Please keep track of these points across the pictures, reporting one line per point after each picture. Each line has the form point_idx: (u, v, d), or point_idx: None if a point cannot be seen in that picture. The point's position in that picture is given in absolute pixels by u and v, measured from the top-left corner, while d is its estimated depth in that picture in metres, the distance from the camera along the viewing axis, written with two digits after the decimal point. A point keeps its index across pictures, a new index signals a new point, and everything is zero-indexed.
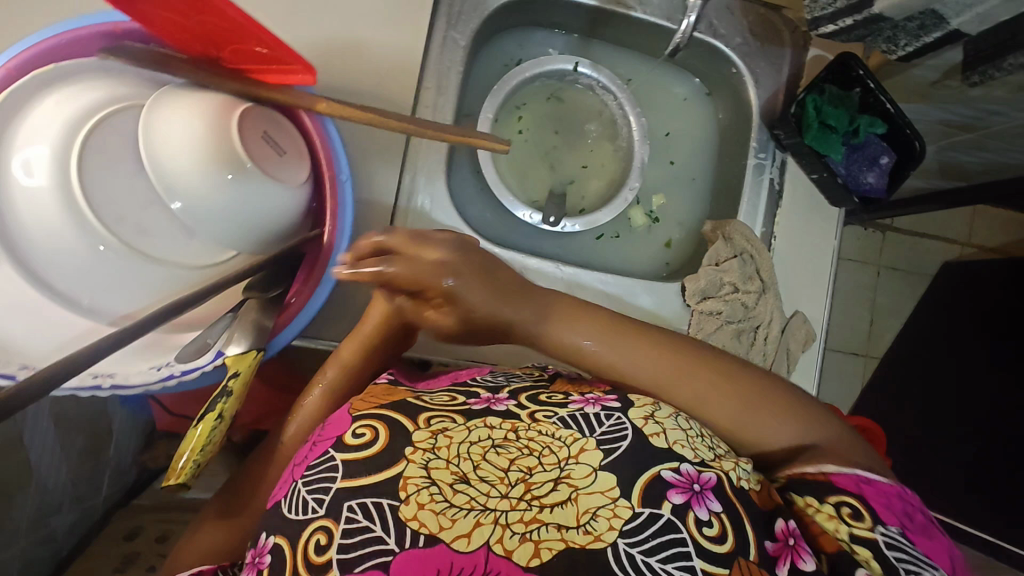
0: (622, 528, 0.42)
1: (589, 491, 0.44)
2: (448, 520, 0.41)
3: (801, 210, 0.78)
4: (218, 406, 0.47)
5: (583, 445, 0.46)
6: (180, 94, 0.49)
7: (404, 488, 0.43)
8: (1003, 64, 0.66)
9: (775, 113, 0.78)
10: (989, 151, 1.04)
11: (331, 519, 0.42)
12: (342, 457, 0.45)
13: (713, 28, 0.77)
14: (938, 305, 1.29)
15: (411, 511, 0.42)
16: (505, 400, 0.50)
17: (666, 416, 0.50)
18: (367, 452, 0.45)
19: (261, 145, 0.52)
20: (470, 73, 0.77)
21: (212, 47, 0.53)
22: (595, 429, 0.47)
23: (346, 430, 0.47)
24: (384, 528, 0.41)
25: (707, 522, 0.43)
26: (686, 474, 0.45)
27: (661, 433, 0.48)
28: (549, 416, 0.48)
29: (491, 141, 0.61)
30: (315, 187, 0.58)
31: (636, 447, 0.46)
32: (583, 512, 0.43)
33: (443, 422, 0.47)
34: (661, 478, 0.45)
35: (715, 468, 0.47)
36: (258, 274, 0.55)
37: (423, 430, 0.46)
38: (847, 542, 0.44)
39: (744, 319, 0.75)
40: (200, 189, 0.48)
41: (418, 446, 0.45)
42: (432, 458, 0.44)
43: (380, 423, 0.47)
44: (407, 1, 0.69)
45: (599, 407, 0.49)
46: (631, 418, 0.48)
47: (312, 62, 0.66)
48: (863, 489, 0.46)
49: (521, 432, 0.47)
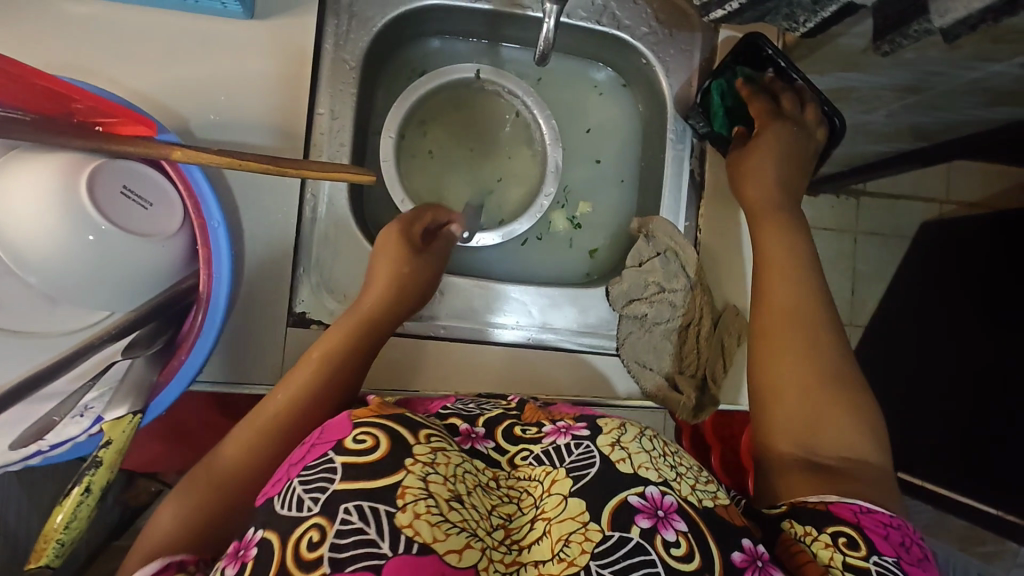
0: (593, 550, 0.40)
1: (561, 520, 0.42)
2: (442, 533, 0.38)
3: (720, 201, 0.75)
4: (86, 478, 0.48)
5: (554, 476, 0.45)
6: (24, 161, 0.48)
7: (402, 497, 0.39)
8: (909, 32, 0.64)
9: (688, 102, 0.75)
10: (944, 110, 0.93)
11: (325, 518, 0.38)
12: (342, 460, 0.40)
13: (616, 19, 0.74)
14: (920, 265, 1.24)
15: (408, 518, 0.38)
16: (485, 441, 0.49)
17: (630, 439, 0.47)
18: (370, 457, 0.41)
19: (122, 203, 0.50)
20: (370, 90, 0.75)
21: (61, 101, 0.50)
22: (564, 460, 0.46)
23: (346, 435, 0.42)
24: (378, 532, 0.37)
25: (675, 543, 0.41)
26: (651, 499, 0.43)
27: (626, 458, 0.45)
28: (526, 457, 0.47)
29: (355, 173, 0.57)
30: (191, 234, 0.55)
31: (605, 472, 0.44)
32: (557, 541, 0.41)
33: (442, 440, 0.44)
34: (628, 504, 0.42)
35: (677, 490, 0.44)
36: (143, 329, 0.54)
37: (422, 444, 0.43)
38: (843, 569, 0.44)
39: (672, 318, 0.74)
40: (56, 257, 0.47)
41: (418, 459, 0.41)
42: (431, 472, 0.41)
43: (380, 430, 0.42)
44: (285, 27, 0.67)
45: (569, 436, 0.47)
46: (599, 446, 0.46)
47: (195, 102, 0.65)
48: (864, 520, 0.46)
49: (502, 480, 0.46)
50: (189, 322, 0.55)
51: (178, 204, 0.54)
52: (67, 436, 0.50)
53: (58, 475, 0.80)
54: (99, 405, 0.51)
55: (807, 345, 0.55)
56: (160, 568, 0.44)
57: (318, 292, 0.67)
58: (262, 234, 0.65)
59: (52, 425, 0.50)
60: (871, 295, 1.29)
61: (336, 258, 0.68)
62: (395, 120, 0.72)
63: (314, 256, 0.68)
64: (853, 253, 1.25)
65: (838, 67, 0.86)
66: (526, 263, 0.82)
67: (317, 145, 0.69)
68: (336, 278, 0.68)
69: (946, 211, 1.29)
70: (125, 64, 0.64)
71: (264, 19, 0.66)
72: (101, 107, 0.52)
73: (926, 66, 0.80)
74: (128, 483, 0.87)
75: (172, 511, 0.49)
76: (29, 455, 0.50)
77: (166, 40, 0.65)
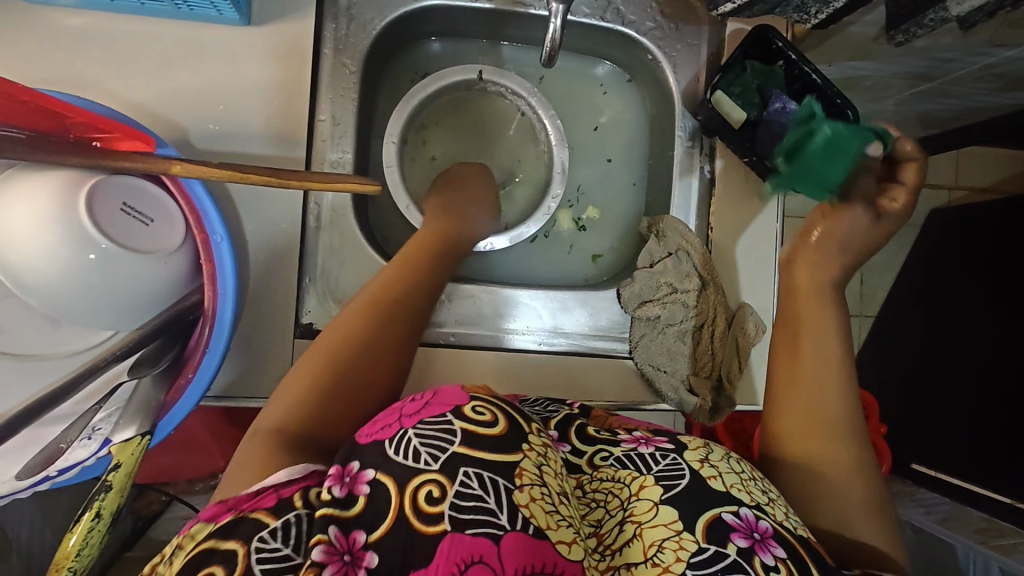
0: (689, 560, 0.40)
1: (653, 525, 0.41)
2: (555, 522, 0.39)
3: (735, 197, 0.73)
4: (96, 504, 0.45)
5: (642, 482, 0.44)
6: (21, 179, 0.47)
7: (520, 477, 0.40)
8: (924, 20, 0.63)
9: (696, 97, 0.73)
10: (956, 97, 0.91)
11: (444, 476, 0.39)
12: (460, 425, 0.41)
13: (620, 15, 0.72)
14: (931, 258, 1.20)
15: (525, 498, 0.39)
16: (561, 445, 0.48)
17: (718, 459, 0.46)
18: (489, 430, 0.41)
19: (122, 219, 0.49)
20: (370, 94, 0.74)
21: (60, 117, 0.49)
22: (652, 467, 0.44)
23: (464, 403, 0.43)
24: (498, 504, 0.38)
25: (774, 568, 0.39)
26: (747, 519, 0.42)
27: (716, 476, 0.44)
28: (606, 459, 0.46)
29: (359, 184, 0.55)
30: (193, 247, 0.54)
31: (696, 484, 0.43)
32: (649, 545, 0.41)
33: (546, 436, 0.45)
34: (722, 521, 0.41)
35: (771, 514, 0.43)
36: (149, 348, 0.53)
37: (536, 434, 0.44)
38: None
39: (683, 320, 0.72)
40: (54, 278, 0.46)
41: (534, 446, 0.42)
42: (544, 463, 0.42)
43: (502, 413, 0.43)
44: (279, 32, 0.65)
45: (653, 446, 0.46)
46: (687, 459, 0.45)
47: (191, 112, 0.63)
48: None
49: (587, 485, 0.45)
50: (195, 337, 0.54)
51: (179, 218, 0.53)
52: (78, 460, 0.49)
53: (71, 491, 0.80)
54: (106, 426, 0.50)
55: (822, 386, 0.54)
56: (290, 473, 0.41)
57: (323, 301, 0.67)
58: (263, 242, 0.64)
59: (60, 453, 0.49)
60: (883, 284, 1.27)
61: (342, 269, 0.67)
62: (398, 126, 0.71)
63: (319, 262, 0.67)
64: None
65: (849, 56, 0.84)
66: (534, 267, 0.81)
67: (319, 153, 0.68)
68: (341, 286, 0.67)
69: (957, 197, 1.27)
70: (116, 76, 0.63)
71: (256, 24, 0.65)
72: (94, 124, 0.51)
73: (938, 53, 0.79)
74: (138, 494, 0.86)
75: (286, 396, 0.48)
76: (37, 481, 0.48)
77: (159, 48, 0.63)
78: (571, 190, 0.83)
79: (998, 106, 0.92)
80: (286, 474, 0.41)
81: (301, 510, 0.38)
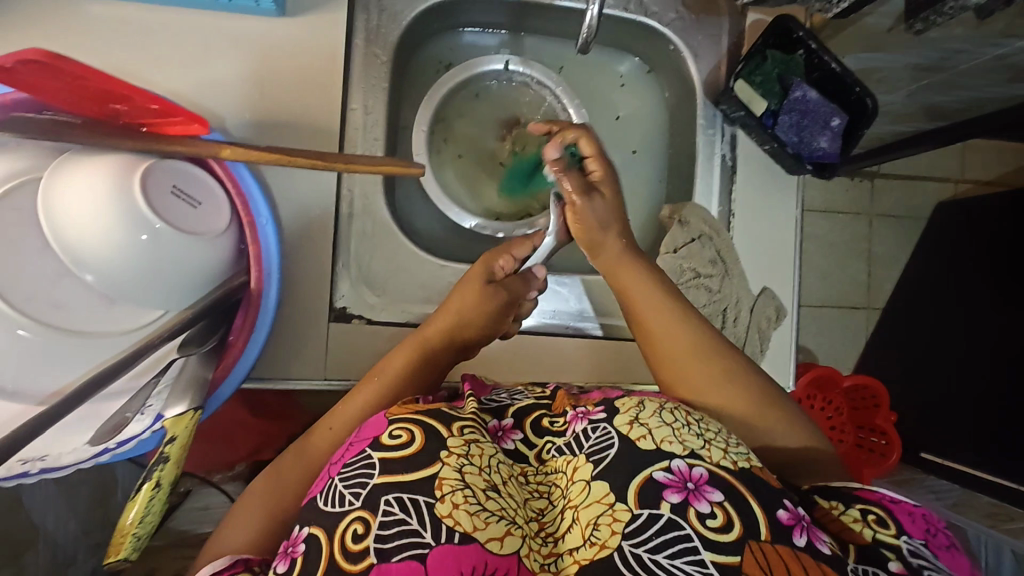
0: (624, 531, 0.40)
1: (586, 505, 0.42)
2: (483, 521, 0.39)
3: (755, 185, 0.75)
4: (155, 474, 0.46)
5: (576, 464, 0.45)
6: (77, 163, 0.48)
7: (440, 488, 0.40)
8: (945, 9, 0.64)
9: (718, 87, 0.74)
10: (964, 88, 0.93)
11: (367, 511, 0.39)
12: (379, 456, 0.42)
13: (644, 7, 0.74)
14: (937, 246, 1.24)
15: (448, 508, 0.39)
16: (513, 433, 0.49)
17: (649, 415, 0.46)
18: (404, 451, 0.42)
19: (172, 201, 0.50)
20: (401, 82, 0.76)
21: (109, 103, 0.51)
22: (583, 446, 0.45)
23: (381, 432, 0.43)
24: (420, 522, 0.39)
25: (709, 514, 0.41)
26: (679, 472, 0.42)
27: (646, 435, 0.44)
28: (550, 451, 0.47)
29: (399, 167, 0.57)
30: (237, 231, 0.56)
31: (625, 450, 0.44)
32: (586, 526, 0.41)
33: (474, 432, 0.44)
34: (654, 480, 0.42)
35: (707, 458, 0.44)
36: (195, 328, 0.55)
37: (455, 437, 0.43)
38: (873, 543, 0.44)
39: (709, 303, 0.74)
40: (111, 256, 0.47)
41: (452, 451, 0.42)
42: (466, 463, 0.42)
43: (418, 427, 0.43)
44: (317, 22, 0.67)
45: (586, 421, 0.47)
46: (617, 426, 0.45)
47: (229, 101, 0.65)
48: (891, 502, 0.46)
49: (531, 476, 0.46)
50: (237, 323, 0.57)
51: (225, 203, 0.55)
52: (134, 434, 0.51)
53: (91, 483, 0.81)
54: (158, 403, 0.52)
55: (699, 366, 0.55)
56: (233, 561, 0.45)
57: (357, 287, 0.68)
58: (302, 227, 0.66)
59: (128, 420, 0.51)
60: (888, 276, 1.29)
61: (373, 254, 0.69)
62: (427, 115, 0.75)
63: (352, 248, 0.68)
64: (869, 235, 1.29)
65: (862, 47, 0.86)
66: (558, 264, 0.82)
67: (351, 140, 0.69)
68: (375, 273, 0.69)
69: (963, 189, 1.29)
70: (157, 67, 0.64)
71: (292, 15, 0.66)
72: (139, 113, 0.53)
73: (950, 44, 0.81)
74: None
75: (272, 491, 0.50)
76: (99, 452, 0.51)
77: (203, 40, 0.65)
78: None
79: (1004, 97, 0.93)
80: (230, 560, 0.45)
81: None
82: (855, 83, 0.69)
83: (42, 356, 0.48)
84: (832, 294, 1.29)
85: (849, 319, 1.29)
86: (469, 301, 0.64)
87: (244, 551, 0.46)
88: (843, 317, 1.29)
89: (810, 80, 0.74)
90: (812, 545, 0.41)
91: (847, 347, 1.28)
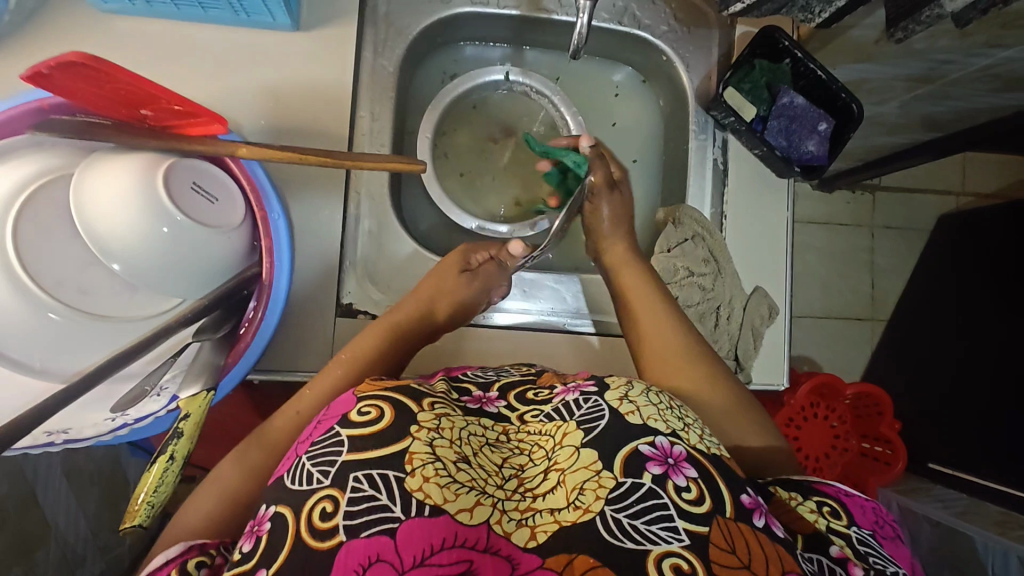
0: (608, 496, 0.42)
1: (574, 470, 0.43)
2: (452, 494, 0.41)
3: (745, 188, 0.78)
4: (170, 448, 0.50)
5: (565, 429, 0.47)
6: (109, 158, 0.52)
7: (410, 462, 0.41)
8: (922, 17, 0.67)
9: (709, 94, 0.78)
10: (956, 99, 0.95)
11: (336, 488, 0.40)
12: (348, 434, 0.43)
13: (636, 20, 0.78)
14: (939, 258, 1.25)
15: (418, 482, 0.40)
16: (497, 401, 0.52)
17: (638, 394, 0.48)
18: (375, 428, 0.43)
19: (191, 196, 0.54)
20: (406, 92, 0.80)
21: (135, 109, 0.56)
22: (574, 414, 0.47)
23: (351, 408, 0.45)
24: (389, 498, 0.40)
25: (686, 488, 0.42)
26: (661, 448, 0.44)
27: (634, 411, 0.46)
28: (536, 415, 0.49)
29: (402, 164, 0.61)
30: (250, 226, 0.60)
31: (613, 424, 0.46)
32: (571, 490, 0.43)
33: (445, 407, 0.47)
34: (639, 452, 0.44)
35: (685, 440, 0.45)
36: (210, 317, 0.59)
37: (426, 411, 0.45)
38: (825, 531, 0.45)
39: (702, 301, 0.77)
40: (136, 244, 0.50)
41: (423, 425, 0.44)
42: (436, 437, 0.43)
43: (386, 403, 0.45)
44: (330, 39, 0.71)
45: (577, 392, 0.49)
46: (607, 400, 0.48)
47: (253, 111, 0.69)
48: (847, 497, 0.48)
49: (513, 434, 0.48)
50: (250, 314, 0.61)
51: (240, 195, 0.59)
52: (152, 411, 0.56)
53: (102, 483, 0.83)
54: (173, 385, 0.57)
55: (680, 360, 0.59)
56: (185, 549, 0.46)
57: (363, 284, 0.71)
58: (313, 229, 0.70)
59: (146, 394, 0.56)
60: (891, 287, 1.31)
61: (380, 253, 0.72)
62: (430, 123, 0.79)
63: (360, 249, 0.71)
64: (871, 246, 1.31)
65: (851, 58, 0.89)
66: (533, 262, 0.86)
67: (360, 145, 0.73)
68: (380, 270, 0.72)
69: (964, 202, 1.31)
70: (182, 78, 0.69)
71: (307, 30, 0.71)
72: (164, 115, 0.58)
73: (936, 55, 0.83)
74: None
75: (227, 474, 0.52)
76: (117, 425, 0.55)
77: (223, 54, 0.69)
78: None
79: (993, 108, 0.95)
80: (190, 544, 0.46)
81: None
82: (840, 88, 0.72)
83: (67, 338, 0.51)
84: (836, 306, 1.30)
85: (853, 330, 1.30)
86: (440, 288, 0.70)
87: (199, 537, 0.48)
88: (846, 328, 1.30)
89: (797, 87, 0.77)
90: (769, 529, 0.42)
91: (852, 358, 1.29)
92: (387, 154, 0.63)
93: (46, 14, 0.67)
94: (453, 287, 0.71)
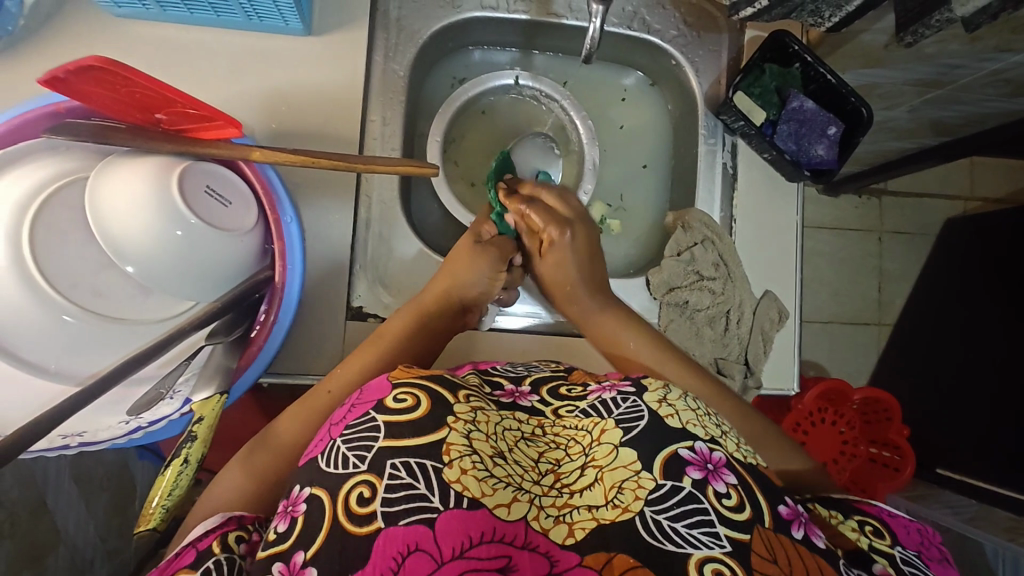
0: (648, 497, 0.42)
1: (613, 468, 0.43)
2: (489, 488, 0.40)
3: (758, 191, 0.78)
4: (184, 451, 0.50)
5: (603, 427, 0.46)
6: (122, 163, 0.52)
7: (447, 453, 0.41)
8: (931, 22, 0.68)
9: (718, 99, 0.78)
10: (965, 103, 0.95)
11: (374, 474, 0.40)
12: (384, 418, 0.43)
13: (646, 24, 0.78)
14: (948, 261, 1.25)
15: (457, 473, 0.40)
16: (529, 395, 0.52)
17: (676, 397, 0.48)
18: (410, 415, 0.43)
19: (204, 200, 0.54)
20: (418, 96, 0.81)
21: (150, 112, 0.57)
22: (612, 412, 0.47)
23: (386, 395, 0.45)
24: (428, 487, 0.40)
25: (726, 494, 0.42)
26: (702, 453, 0.44)
27: (673, 414, 0.47)
28: (572, 411, 0.49)
29: (416, 167, 0.61)
30: (263, 230, 0.61)
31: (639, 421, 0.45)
32: (610, 488, 0.42)
33: (479, 400, 0.47)
34: (679, 456, 0.43)
35: (724, 446, 0.46)
36: (222, 320, 0.58)
37: (462, 402, 0.45)
38: (866, 549, 0.45)
39: (712, 305, 0.77)
40: (150, 248, 0.51)
41: (460, 416, 0.44)
42: (473, 429, 0.43)
43: (424, 394, 0.45)
44: (341, 43, 0.72)
45: (615, 391, 0.49)
46: (647, 401, 0.47)
47: (262, 114, 0.69)
48: (888, 516, 0.49)
49: (547, 428, 0.48)
50: (262, 319, 0.62)
51: (253, 199, 0.59)
52: (164, 415, 0.57)
53: (113, 486, 0.84)
54: (186, 388, 0.57)
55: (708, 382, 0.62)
56: (223, 518, 0.48)
57: (373, 287, 0.71)
58: (323, 233, 0.70)
59: (160, 398, 0.56)
60: (898, 292, 1.30)
61: (389, 255, 0.72)
62: (440, 126, 0.79)
63: (369, 253, 0.71)
64: (879, 252, 1.30)
65: (860, 63, 0.88)
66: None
67: (371, 148, 0.73)
68: (390, 273, 0.72)
69: (972, 207, 1.30)
70: (194, 82, 0.69)
71: (318, 34, 0.71)
72: (179, 120, 0.58)
73: (947, 59, 0.83)
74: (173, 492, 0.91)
75: (235, 480, 0.51)
76: (132, 429, 0.56)
77: (234, 58, 0.70)
78: (614, 194, 0.89)
79: (1003, 111, 0.95)
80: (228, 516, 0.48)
81: (218, 555, 0.43)
82: (850, 93, 0.73)
83: (81, 342, 0.51)
84: (844, 310, 1.30)
85: (861, 335, 1.30)
86: (460, 264, 0.67)
87: (235, 510, 0.49)
88: (854, 333, 1.29)
89: (806, 91, 0.77)
90: (808, 539, 0.42)
91: (859, 362, 1.29)
92: (400, 158, 0.63)
93: (61, 18, 0.67)
94: (479, 258, 0.68)
